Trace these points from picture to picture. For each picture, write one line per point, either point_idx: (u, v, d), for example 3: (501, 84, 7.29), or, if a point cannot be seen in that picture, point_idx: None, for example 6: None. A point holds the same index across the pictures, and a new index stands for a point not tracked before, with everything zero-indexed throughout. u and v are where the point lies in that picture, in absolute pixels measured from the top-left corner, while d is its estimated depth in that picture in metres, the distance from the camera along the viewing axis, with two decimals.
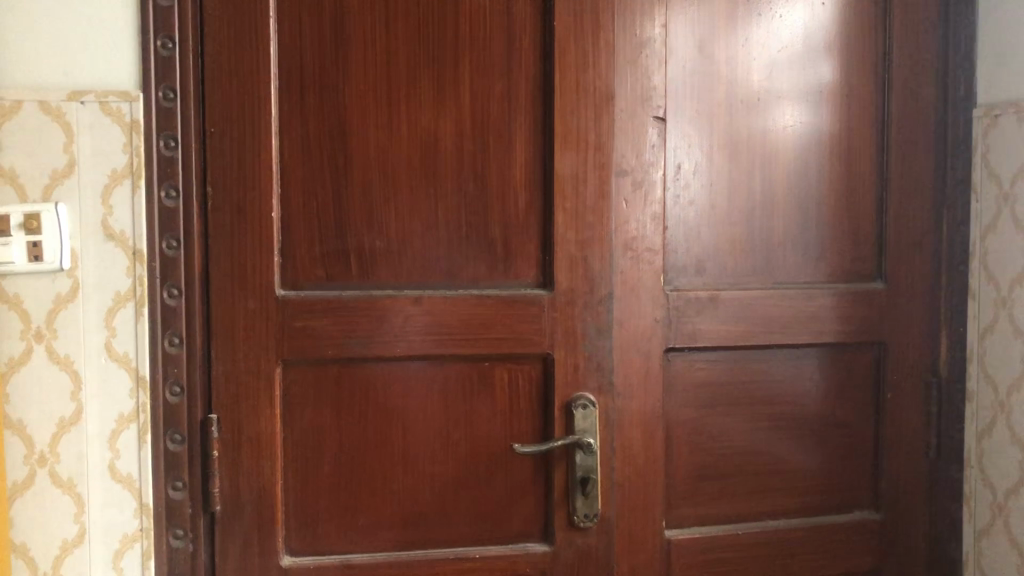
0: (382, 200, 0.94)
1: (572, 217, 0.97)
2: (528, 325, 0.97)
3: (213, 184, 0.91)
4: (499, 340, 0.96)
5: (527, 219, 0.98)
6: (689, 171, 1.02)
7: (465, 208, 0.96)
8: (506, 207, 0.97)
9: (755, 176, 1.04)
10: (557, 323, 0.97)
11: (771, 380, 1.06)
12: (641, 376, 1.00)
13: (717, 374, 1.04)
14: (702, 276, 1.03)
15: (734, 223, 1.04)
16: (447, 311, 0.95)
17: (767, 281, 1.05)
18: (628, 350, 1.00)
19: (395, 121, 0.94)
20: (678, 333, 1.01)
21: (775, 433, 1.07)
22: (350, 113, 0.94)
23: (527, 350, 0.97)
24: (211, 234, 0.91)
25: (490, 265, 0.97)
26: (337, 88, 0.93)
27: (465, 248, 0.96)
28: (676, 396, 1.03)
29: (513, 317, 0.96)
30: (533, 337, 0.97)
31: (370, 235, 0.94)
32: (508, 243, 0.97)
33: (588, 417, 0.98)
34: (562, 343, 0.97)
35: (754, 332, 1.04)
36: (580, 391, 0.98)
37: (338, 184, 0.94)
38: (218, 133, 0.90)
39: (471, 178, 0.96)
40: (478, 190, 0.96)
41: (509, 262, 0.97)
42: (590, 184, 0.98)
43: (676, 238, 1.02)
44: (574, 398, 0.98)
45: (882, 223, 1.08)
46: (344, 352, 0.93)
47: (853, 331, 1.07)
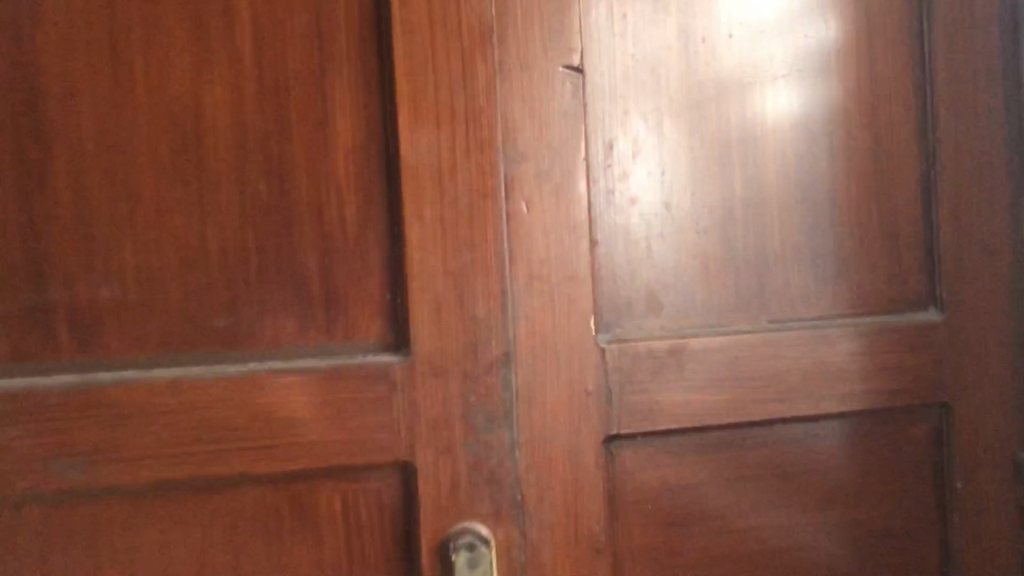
0: (108, 220, 0.57)
1: (435, 235, 0.59)
2: (370, 419, 0.59)
3: None
4: (321, 448, 0.58)
5: (364, 240, 0.60)
6: (628, 153, 0.64)
7: (256, 232, 0.58)
8: (325, 224, 0.59)
9: (731, 157, 0.66)
10: (419, 410, 0.59)
11: (777, 473, 0.68)
12: (566, 486, 0.62)
13: (693, 472, 0.66)
14: (657, 316, 0.65)
15: (702, 230, 0.66)
16: (226, 400, 0.57)
17: (761, 319, 0.67)
18: (543, 444, 0.61)
19: (125, 89, 0.57)
20: (625, 410, 0.63)
21: (787, 558, 0.68)
22: (43, 77, 0.56)
23: (370, 461, 0.59)
24: None
25: (303, 322, 0.59)
26: (18, 36, 0.55)
27: (260, 297, 0.59)
28: (628, 510, 0.64)
29: (344, 408, 0.59)
30: (380, 440, 0.59)
31: (91, 279, 0.57)
32: (332, 284, 0.59)
33: (477, 566, 0.59)
34: (431, 441, 0.60)
35: (744, 402, 0.66)
36: (464, 518, 0.60)
37: (30, 198, 0.56)
38: None
39: (261, 181, 0.58)
40: (277, 201, 0.58)
41: (337, 314, 0.60)
42: (464, 178, 0.60)
43: (612, 259, 0.64)
44: (454, 536, 0.59)
45: (931, 219, 0.70)
46: (49, 482, 0.56)
47: (898, 389, 0.69)
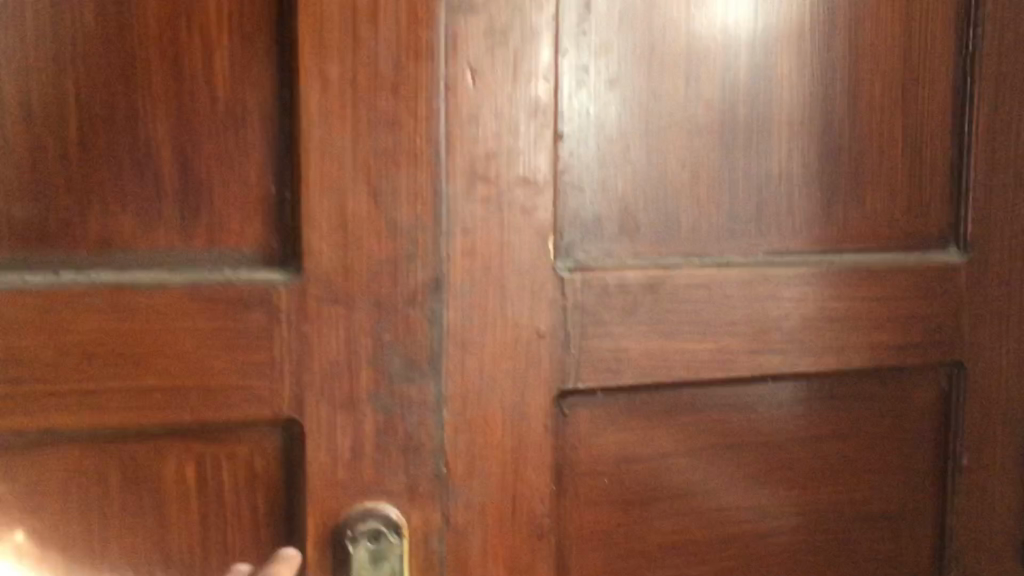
0: None
1: (344, 107, 0.43)
2: (240, 361, 0.43)
3: None
4: (168, 397, 0.42)
5: (242, 112, 0.43)
6: (607, 18, 0.48)
7: (82, 89, 0.41)
8: (183, 86, 0.42)
9: (735, 39, 0.51)
10: (309, 348, 0.44)
11: (760, 442, 0.54)
12: (504, 455, 0.47)
13: (660, 438, 0.52)
14: (630, 239, 0.50)
15: (694, 130, 0.51)
16: (30, 318, 0.41)
17: (756, 250, 0.53)
18: (477, 400, 0.46)
19: None
20: (585, 359, 0.48)
21: (765, 546, 0.55)
22: None
23: (238, 417, 0.43)
24: None
25: (149, 223, 0.42)
26: None
27: (86, 184, 0.42)
28: (580, 487, 0.50)
29: (204, 345, 0.43)
30: (253, 390, 0.43)
31: None
32: (192, 171, 0.43)
33: (382, 563, 0.45)
34: (327, 393, 0.44)
35: (729, 354, 0.52)
36: (368, 496, 0.45)
37: None
38: None
39: (90, 16, 0.41)
40: (112, 47, 0.41)
41: (200, 214, 0.43)
42: (387, 31, 0.43)
43: (580, 160, 0.48)
44: (353, 522, 0.44)
45: (963, 138, 0.57)
46: None
47: (908, 344, 0.57)
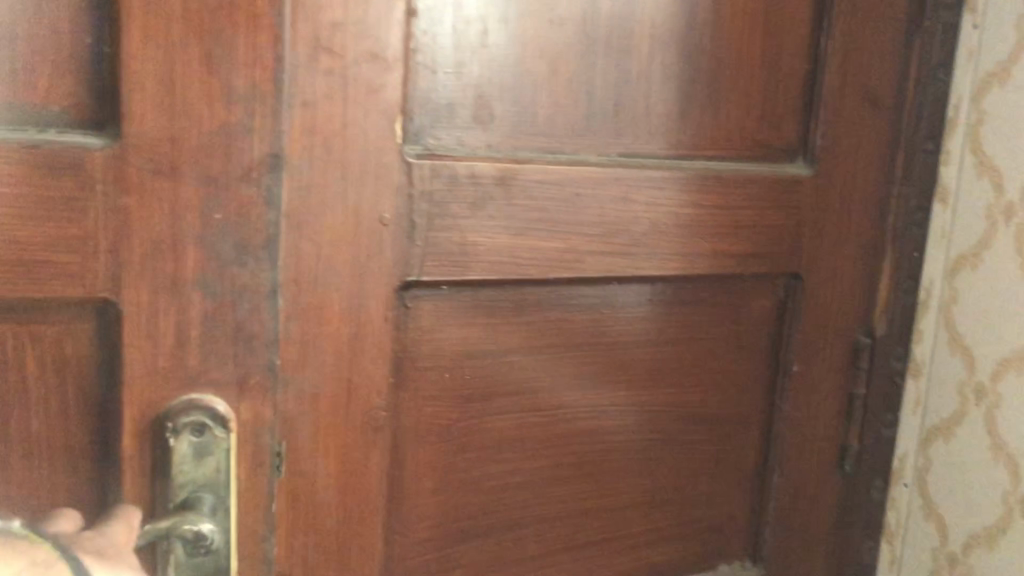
0: None
1: None
2: (46, 233, 0.39)
3: None
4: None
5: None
6: None
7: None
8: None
9: None
10: (128, 221, 0.40)
11: (602, 342, 0.55)
12: (341, 345, 0.46)
13: (503, 334, 0.51)
14: (484, 129, 0.48)
15: (555, 19, 0.49)
16: None
17: (612, 151, 0.52)
18: (314, 287, 0.44)
19: None
20: (430, 250, 0.47)
21: (600, 443, 0.56)
22: None
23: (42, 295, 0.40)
24: None
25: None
26: None
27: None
28: (420, 381, 0.49)
29: (1, 213, 0.38)
30: (59, 268, 0.39)
31: None
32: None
33: (206, 458, 0.42)
34: (147, 276, 0.41)
35: (578, 254, 0.52)
36: (192, 386, 0.42)
37: None
38: None
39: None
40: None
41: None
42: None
43: (435, 40, 0.46)
44: (175, 415, 0.41)
45: (818, 53, 0.58)
46: None
47: (751, 254, 0.58)
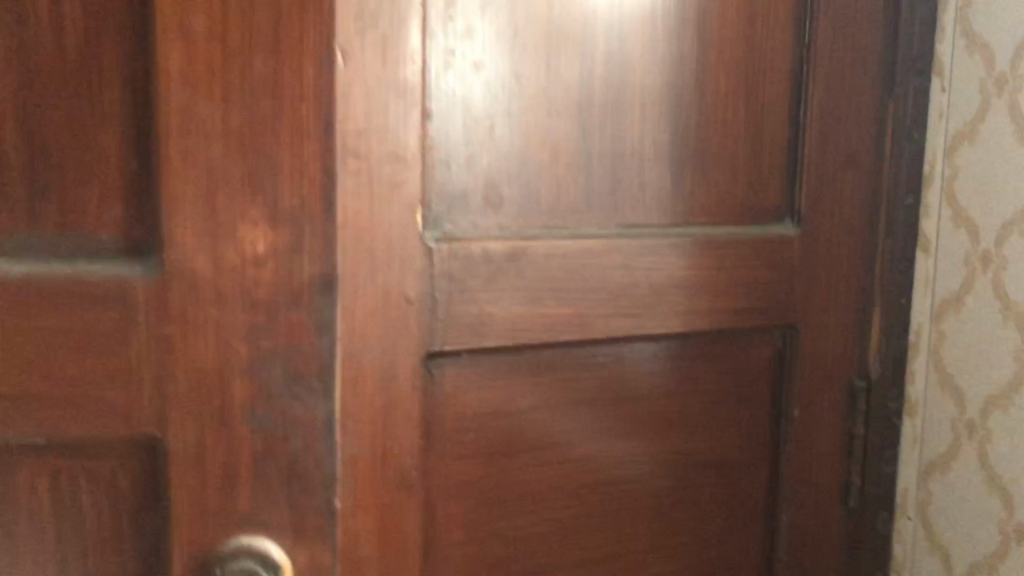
0: None
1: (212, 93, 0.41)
2: (97, 365, 0.42)
3: None
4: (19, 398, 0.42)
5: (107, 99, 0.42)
6: (473, 3, 0.51)
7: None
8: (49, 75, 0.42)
9: (593, 28, 0.56)
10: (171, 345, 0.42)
11: (613, 397, 0.60)
12: (375, 413, 0.51)
13: (521, 395, 0.56)
14: (495, 212, 0.54)
15: (554, 111, 0.55)
16: None
17: (611, 223, 0.58)
18: (350, 363, 0.50)
19: None
20: (451, 323, 0.52)
21: (617, 490, 0.61)
22: None
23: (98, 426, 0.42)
24: None
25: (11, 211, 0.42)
26: None
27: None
28: (447, 442, 0.54)
29: (59, 344, 0.42)
30: (109, 399, 0.42)
31: None
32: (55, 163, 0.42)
33: None
34: (189, 397, 0.42)
35: (586, 319, 0.57)
36: (235, 505, 0.43)
37: None
38: None
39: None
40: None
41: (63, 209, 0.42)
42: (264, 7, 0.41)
43: (447, 138, 0.51)
44: (228, 560, 0.43)
45: (798, 123, 0.63)
46: None
47: (747, 309, 0.63)
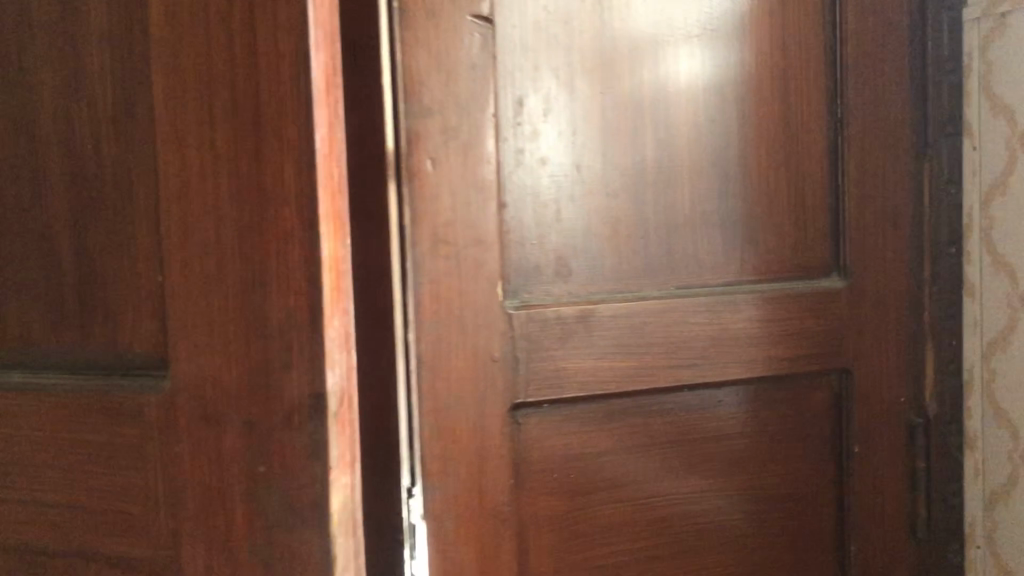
0: None
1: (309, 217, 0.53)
2: (124, 482, 0.41)
3: None
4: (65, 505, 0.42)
5: None
6: (538, 109, 0.62)
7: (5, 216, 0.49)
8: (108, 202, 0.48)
9: (642, 121, 0.65)
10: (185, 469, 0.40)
11: (682, 439, 0.67)
12: (471, 456, 0.60)
13: (598, 439, 0.64)
14: (565, 281, 0.63)
15: (613, 193, 0.64)
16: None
17: (669, 285, 0.66)
18: (447, 414, 0.59)
19: None
20: (532, 377, 0.61)
21: (691, 522, 0.68)
22: None
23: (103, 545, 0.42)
24: None
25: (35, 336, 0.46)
26: None
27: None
28: (535, 481, 0.63)
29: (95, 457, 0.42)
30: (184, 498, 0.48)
31: None
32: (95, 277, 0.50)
33: None
34: (203, 523, 0.40)
35: (651, 369, 0.65)
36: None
37: None
38: None
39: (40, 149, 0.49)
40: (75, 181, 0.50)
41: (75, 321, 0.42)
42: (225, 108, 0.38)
43: (522, 222, 0.61)
44: None
45: (838, 187, 0.70)
46: None
47: (801, 355, 0.70)
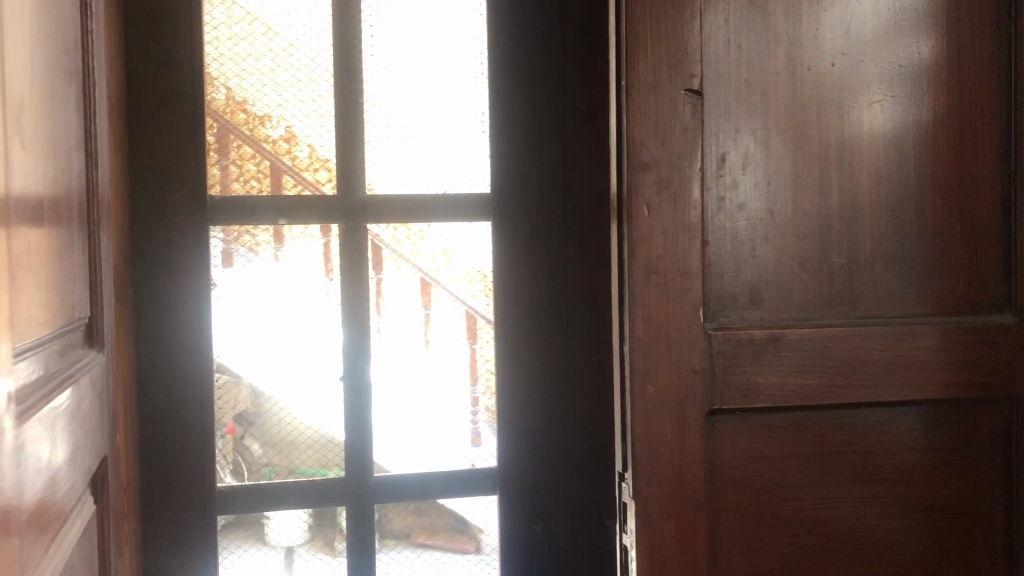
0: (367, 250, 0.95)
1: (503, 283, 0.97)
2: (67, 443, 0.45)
3: (145, 199, 0.87)
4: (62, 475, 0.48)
5: None
6: (738, 164, 0.74)
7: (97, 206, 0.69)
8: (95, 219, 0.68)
9: (829, 173, 0.76)
10: None
11: (859, 451, 0.77)
12: (673, 450, 0.72)
13: (784, 445, 0.75)
14: (757, 309, 0.75)
15: (801, 234, 0.75)
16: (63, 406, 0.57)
17: (850, 314, 0.76)
18: (655, 415, 0.72)
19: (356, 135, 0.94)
20: (727, 388, 0.73)
21: (866, 525, 0.77)
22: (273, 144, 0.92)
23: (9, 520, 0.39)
24: (167, 246, 0.87)
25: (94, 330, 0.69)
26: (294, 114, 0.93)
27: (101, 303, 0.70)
28: (728, 477, 0.74)
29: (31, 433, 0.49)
30: None
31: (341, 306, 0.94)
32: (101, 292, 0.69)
33: None
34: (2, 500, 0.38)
35: (833, 387, 0.75)
36: None
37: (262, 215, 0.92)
38: (152, 143, 0.87)
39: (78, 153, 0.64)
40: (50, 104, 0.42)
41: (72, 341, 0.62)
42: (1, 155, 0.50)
43: (722, 258, 0.74)
44: None
45: (1009, 232, 0.79)
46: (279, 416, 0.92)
47: (974, 382, 0.78)
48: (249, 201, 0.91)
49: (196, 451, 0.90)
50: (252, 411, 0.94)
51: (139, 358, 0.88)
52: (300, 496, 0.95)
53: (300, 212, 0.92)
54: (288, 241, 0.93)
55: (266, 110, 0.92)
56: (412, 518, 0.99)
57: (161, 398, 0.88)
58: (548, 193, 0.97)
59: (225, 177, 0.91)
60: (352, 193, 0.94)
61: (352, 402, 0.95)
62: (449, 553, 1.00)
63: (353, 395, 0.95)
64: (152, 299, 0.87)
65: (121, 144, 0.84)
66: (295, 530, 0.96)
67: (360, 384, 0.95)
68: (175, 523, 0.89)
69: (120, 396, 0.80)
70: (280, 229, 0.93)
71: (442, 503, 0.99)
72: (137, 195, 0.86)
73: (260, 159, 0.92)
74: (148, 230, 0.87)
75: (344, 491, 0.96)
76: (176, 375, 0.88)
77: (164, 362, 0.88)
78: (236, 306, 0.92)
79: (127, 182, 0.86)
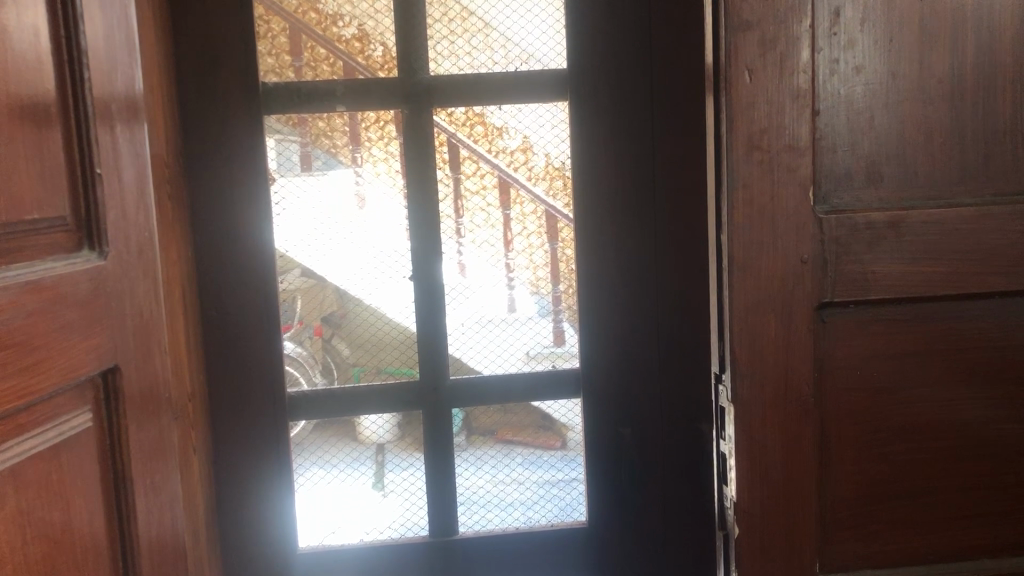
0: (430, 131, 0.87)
1: (583, 170, 0.89)
2: None
3: (196, 92, 0.81)
4: None
5: None
6: (854, 20, 0.63)
7: (82, 70, 0.52)
8: (73, 89, 0.52)
9: (963, 26, 0.65)
10: None
11: (988, 347, 0.68)
12: (777, 349, 0.65)
13: (903, 340, 0.67)
14: (874, 188, 0.65)
15: (928, 100, 0.65)
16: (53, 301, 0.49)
17: (984, 192, 0.66)
18: (756, 309, 0.64)
19: (416, 10, 0.86)
20: (839, 279, 0.65)
21: (994, 430, 0.69)
22: (340, 41, 0.85)
23: None
24: (222, 141, 0.82)
25: (90, 228, 0.53)
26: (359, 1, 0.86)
27: (105, 194, 0.54)
28: (837, 377, 0.66)
29: None
30: None
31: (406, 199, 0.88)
32: (99, 181, 0.53)
33: None
34: None
35: (963, 276, 0.66)
36: None
37: (318, 100, 0.85)
38: (199, 30, 0.80)
39: (124, 45, 0.57)
40: None
41: (132, 244, 0.57)
42: None
43: (834, 130, 0.64)
44: None
45: None
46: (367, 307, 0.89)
47: None
48: (305, 87, 0.85)
49: (262, 355, 0.86)
50: (338, 313, 0.89)
51: (198, 260, 0.83)
52: (383, 401, 0.91)
53: (361, 97, 0.86)
54: (365, 147, 0.87)
55: (336, 8, 0.85)
56: (498, 417, 0.94)
57: (223, 301, 0.84)
58: (627, 71, 0.88)
59: (297, 79, 0.85)
60: (416, 75, 0.87)
61: (425, 302, 0.89)
62: (535, 450, 0.95)
63: (426, 296, 0.89)
64: (208, 198, 0.82)
65: (164, 31, 0.78)
66: (383, 424, 0.92)
67: (433, 284, 0.89)
68: (245, 429, 0.86)
69: (176, 300, 0.76)
70: (356, 125, 0.87)
71: (536, 404, 0.94)
72: (187, 87, 0.81)
73: (334, 60, 0.86)
74: (200, 125, 0.81)
75: (420, 395, 0.91)
76: (238, 277, 0.84)
77: (223, 264, 0.84)
78: (305, 209, 0.87)
79: (172, 74, 0.80)
